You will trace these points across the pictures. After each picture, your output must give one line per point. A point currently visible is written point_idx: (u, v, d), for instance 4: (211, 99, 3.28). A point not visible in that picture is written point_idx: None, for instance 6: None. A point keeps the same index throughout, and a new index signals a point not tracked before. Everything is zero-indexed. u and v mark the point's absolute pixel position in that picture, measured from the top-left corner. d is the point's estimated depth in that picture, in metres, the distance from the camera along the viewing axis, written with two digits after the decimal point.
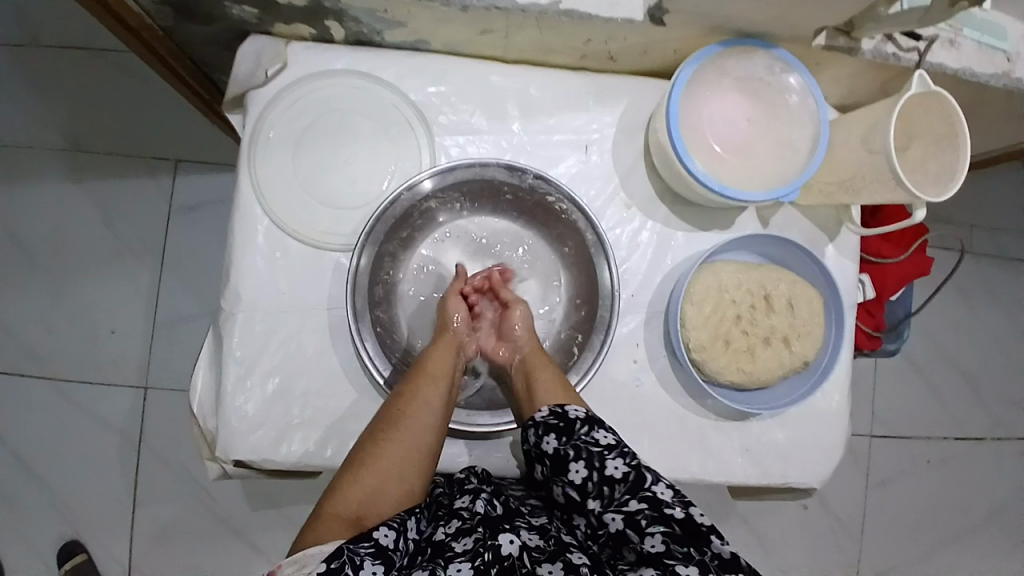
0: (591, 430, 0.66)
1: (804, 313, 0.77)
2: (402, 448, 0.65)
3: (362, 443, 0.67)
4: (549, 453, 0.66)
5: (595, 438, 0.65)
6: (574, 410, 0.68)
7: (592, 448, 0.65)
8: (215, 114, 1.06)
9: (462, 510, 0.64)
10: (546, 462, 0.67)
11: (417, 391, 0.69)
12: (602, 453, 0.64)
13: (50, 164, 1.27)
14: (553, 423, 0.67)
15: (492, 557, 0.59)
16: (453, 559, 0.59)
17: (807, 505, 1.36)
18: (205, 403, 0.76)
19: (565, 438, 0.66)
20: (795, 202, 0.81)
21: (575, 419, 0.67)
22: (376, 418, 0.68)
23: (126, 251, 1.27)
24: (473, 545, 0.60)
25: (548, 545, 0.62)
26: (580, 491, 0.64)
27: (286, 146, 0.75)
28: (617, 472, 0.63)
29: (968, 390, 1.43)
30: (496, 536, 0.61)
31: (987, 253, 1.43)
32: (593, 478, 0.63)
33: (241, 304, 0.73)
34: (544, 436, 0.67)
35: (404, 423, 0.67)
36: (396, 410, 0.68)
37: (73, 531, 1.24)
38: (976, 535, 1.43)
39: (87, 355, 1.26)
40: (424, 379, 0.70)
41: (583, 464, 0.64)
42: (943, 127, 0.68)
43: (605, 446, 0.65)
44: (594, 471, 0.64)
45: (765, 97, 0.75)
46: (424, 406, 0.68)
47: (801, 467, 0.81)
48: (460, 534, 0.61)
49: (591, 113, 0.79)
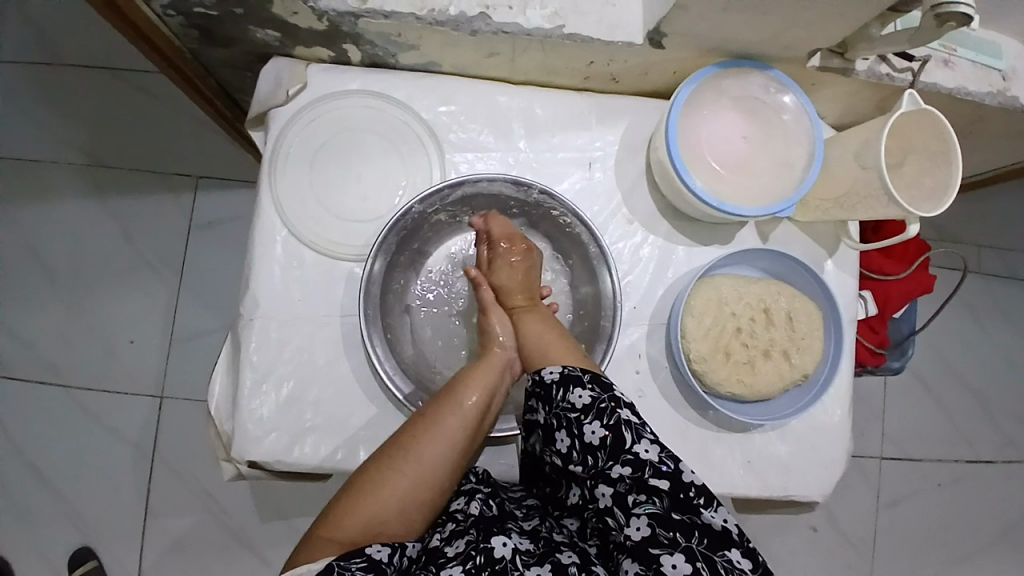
0: (567, 392, 0.66)
1: (804, 328, 0.79)
2: (411, 477, 0.65)
3: (371, 464, 0.67)
4: (537, 421, 0.68)
5: (572, 402, 0.65)
6: (549, 373, 0.68)
7: (569, 415, 0.65)
8: (236, 132, 1.11)
9: (457, 513, 0.69)
10: (538, 430, 0.69)
11: (435, 421, 0.68)
12: (579, 419, 0.64)
13: (76, 180, 1.32)
14: (536, 391, 0.68)
15: (482, 561, 0.62)
16: (445, 565, 0.62)
17: (816, 526, 1.35)
18: (222, 406, 0.79)
19: (547, 406, 0.67)
20: (794, 218, 0.83)
21: (551, 383, 0.67)
22: (391, 439, 0.68)
23: (146, 263, 1.32)
24: (464, 548, 0.63)
25: (538, 548, 0.64)
26: (565, 458, 0.65)
27: (302, 161, 0.79)
28: (596, 438, 0.63)
29: (977, 410, 1.42)
30: (488, 539, 0.63)
31: (993, 272, 1.43)
32: (576, 447, 0.64)
33: (257, 311, 0.77)
34: (532, 404, 0.69)
35: (418, 451, 0.66)
36: (411, 436, 0.67)
37: (87, 537, 1.26)
38: (989, 557, 1.41)
39: (106, 363, 1.30)
40: (445, 410, 0.69)
41: (565, 433, 0.65)
42: (937, 144, 0.70)
43: (581, 411, 0.64)
44: (575, 439, 0.64)
45: (762, 115, 0.78)
46: (440, 437, 0.67)
47: (803, 480, 0.82)
48: (452, 539, 0.65)
49: (593, 131, 0.83)
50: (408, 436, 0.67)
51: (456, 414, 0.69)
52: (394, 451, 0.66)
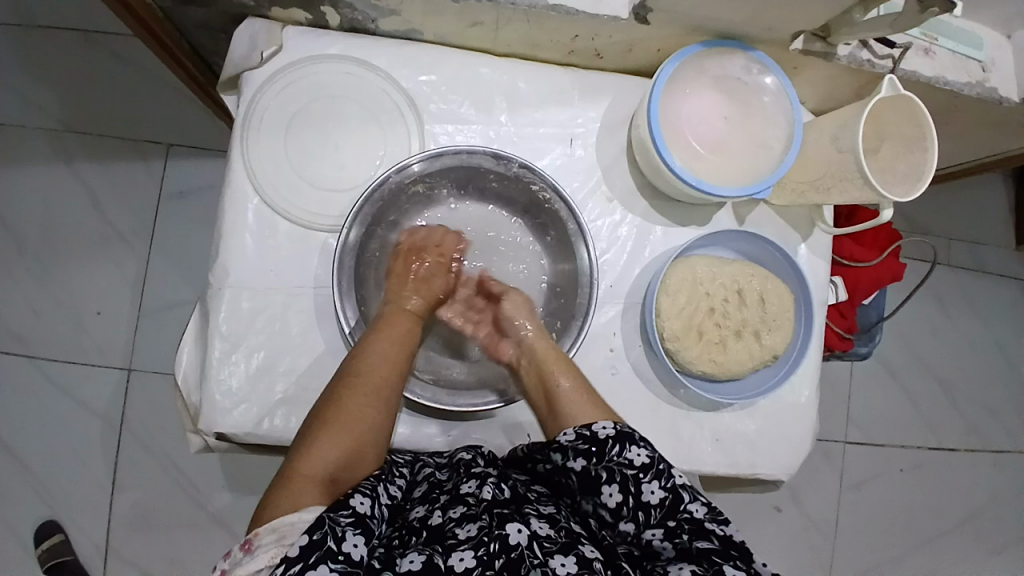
0: (624, 449, 0.63)
1: (775, 309, 0.80)
2: (367, 414, 0.67)
3: (317, 416, 0.66)
4: (578, 472, 0.64)
5: (629, 459, 0.62)
6: (603, 429, 0.65)
7: (627, 472, 0.62)
8: (209, 98, 1.07)
9: (467, 496, 0.64)
10: (575, 481, 0.65)
11: (376, 352, 0.70)
12: (637, 476, 0.61)
13: (43, 145, 1.27)
14: (583, 447, 0.65)
15: (496, 548, 0.57)
16: (455, 547, 0.57)
17: (781, 507, 1.39)
18: (190, 377, 0.77)
19: (596, 459, 0.64)
20: (770, 201, 0.84)
21: (606, 440, 0.64)
22: (328, 391, 0.68)
23: (116, 232, 1.28)
24: (476, 533, 0.58)
25: (559, 536, 0.59)
26: (613, 512, 0.62)
27: (277, 127, 0.77)
28: (654, 497, 0.60)
29: (940, 398, 1.46)
30: (503, 526, 0.59)
31: (961, 263, 1.47)
32: (628, 503, 0.61)
33: (228, 279, 0.75)
34: (574, 458, 0.65)
35: (362, 386, 0.68)
36: (356, 370, 0.68)
37: (52, 511, 1.24)
38: (946, 540, 1.46)
39: (73, 334, 1.27)
40: (381, 338, 0.71)
41: (617, 488, 0.62)
42: (910, 128, 0.71)
43: (641, 469, 0.62)
44: (629, 497, 0.61)
45: (743, 97, 0.78)
46: (381, 372, 0.69)
47: (770, 459, 0.84)
48: (463, 521, 0.60)
49: (575, 107, 0.82)
50: (350, 378, 0.68)
51: (389, 343, 0.71)
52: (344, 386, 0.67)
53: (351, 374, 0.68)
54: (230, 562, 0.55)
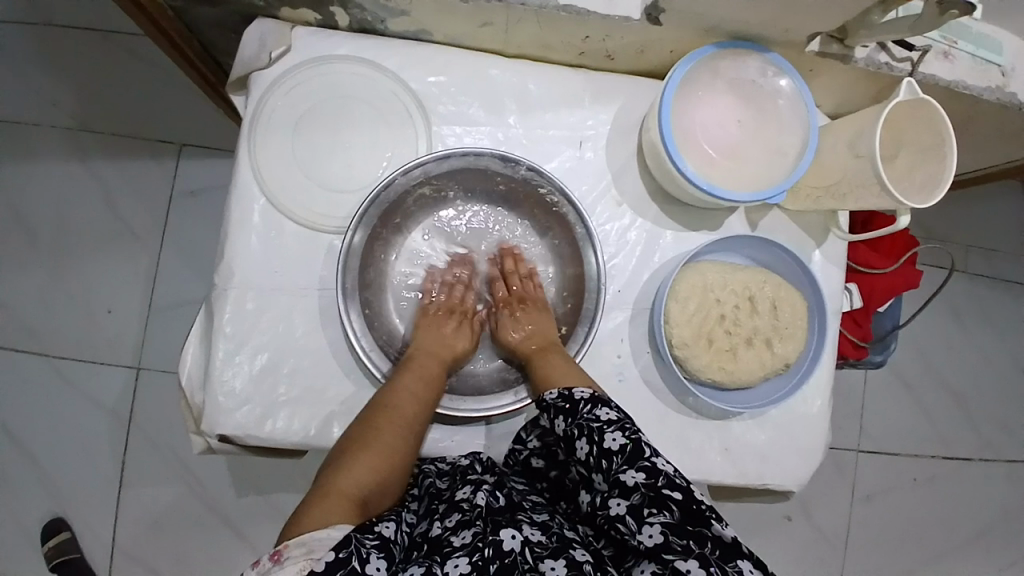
0: (595, 407, 0.65)
1: (787, 317, 0.78)
2: (395, 447, 0.68)
3: (350, 442, 0.68)
4: (560, 434, 0.66)
5: (597, 415, 0.64)
6: (580, 391, 0.67)
7: (592, 424, 0.63)
8: (220, 97, 1.07)
9: (462, 503, 0.63)
10: (561, 444, 0.66)
11: (408, 387, 0.71)
12: (602, 428, 0.63)
13: (57, 143, 1.28)
14: (561, 405, 0.67)
15: (491, 553, 0.56)
16: (451, 555, 0.56)
17: (791, 517, 1.37)
18: (193, 377, 0.77)
19: (571, 419, 0.65)
20: (783, 206, 0.83)
21: (580, 400, 0.66)
22: (358, 425, 0.70)
23: (127, 229, 1.29)
24: (471, 539, 0.57)
25: (551, 542, 0.59)
26: (587, 465, 0.63)
27: (284, 128, 0.76)
28: (616, 444, 0.61)
29: (955, 407, 1.43)
30: (496, 532, 0.58)
31: (979, 271, 1.44)
32: (593, 452, 0.62)
33: (232, 280, 0.75)
34: (554, 419, 0.67)
35: (392, 420, 0.69)
36: (388, 405, 0.70)
37: (61, 507, 1.25)
38: (960, 554, 1.43)
39: (84, 330, 1.27)
40: (412, 373, 0.73)
41: (586, 441, 0.63)
42: (930, 137, 0.69)
43: (606, 422, 0.63)
44: (594, 446, 0.62)
45: (757, 100, 0.76)
46: (410, 407, 0.70)
47: (779, 469, 0.82)
48: (460, 528, 0.59)
49: (586, 109, 0.81)
50: (380, 413, 0.70)
51: (421, 379, 0.73)
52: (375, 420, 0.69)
53: (381, 409, 0.70)
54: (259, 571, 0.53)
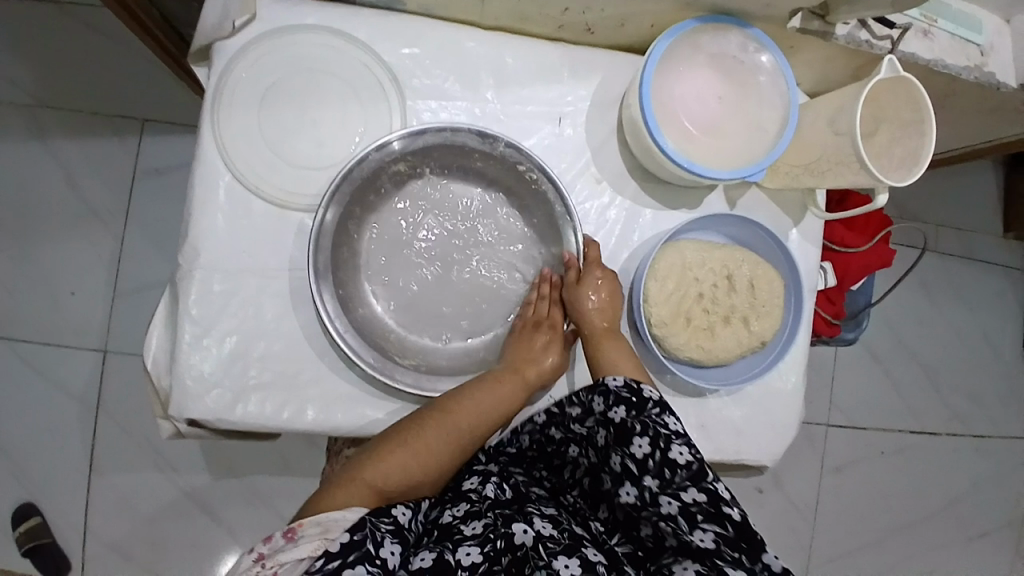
0: (663, 413, 0.64)
1: (765, 296, 0.79)
2: (445, 453, 0.67)
3: (405, 428, 0.67)
4: (615, 422, 0.65)
5: (666, 421, 0.63)
6: (649, 390, 0.66)
7: (661, 429, 0.62)
8: (183, 70, 1.02)
9: (470, 493, 0.66)
10: (610, 431, 0.65)
11: (478, 398, 0.70)
12: (669, 437, 0.62)
13: (10, 117, 1.22)
14: (626, 395, 0.66)
15: (503, 546, 0.59)
16: (462, 543, 0.59)
17: (763, 489, 1.40)
18: (160, 361, 0.74)
19: (634, 412, 0.65)
20: (762, 184, 0.82)
21: (649, 399, 0.65)
22: (421, 410, 0.69)
23: (89, 208, 1.23)
24: (483, 530, 0.61)
25: (562, 537, 0.60)
26: (640, 465, 0.62)
27: (250, 101, 0.73)
28: (682, 458, 0.60)
29: (923, 383, 1.48)
30: (509, 526, 0.61)
31: (948, 250, 1.47)
32: (655, 457, 0.61)
33: (198, 261, 0.72)
34: (613, 406, 0.66)
35: (455, 427, 0.68)
36: (456, 408, 0.69)
37: (27, 494, 1.21)
38: (923, 522, 1.48)
39: (45, 314, 1.22)
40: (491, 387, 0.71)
41: (648, 441, 0.62)
42: (909, 113, 0.69)
43: (675, 432, 0.62)
44: (657, 451, 0.61)
45: (738, 75, 0.75)
46: (477, 421, 0.69)
47: (754, 445, 0.83)
48: (469, 518, 0.62)
49: (565, 84, 0.79)
50: (446, 412, 0.68)
51: (494, 395, 0.71)
52: (439, 418, 0.68)
53: (449, 408, 0.68)
54: (270, 548, 0.55)
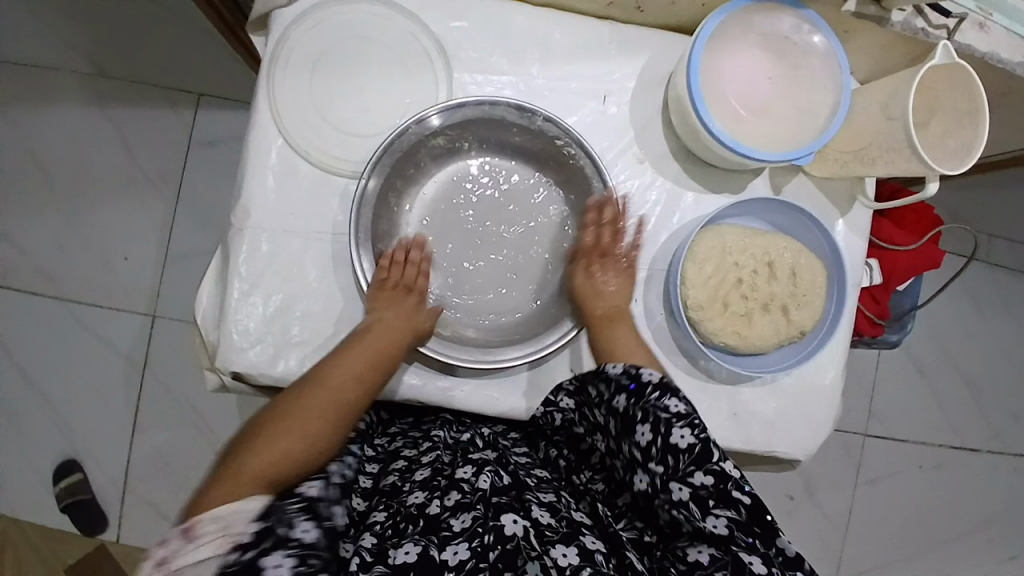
0: (664, 396, 0.62)
1: (807, 284, 0.77)
2: (322, 418, 0.63)
3: (271, 416, 0.63)
4: (618, 411, 0.63)
5: (667, 405, 0.61)
6: (648, 373, 0.64)
7: (661, 414, 0.60)
8: (240, 45, 1.06)
9: (462, 483, 0.63)
10: (616, 421, 0.64)
11: (335, 366, 0.68)
12: (670, 421, 0.60)
13: (77, 87, 1.28)
14: (625, 382, 0.64)
15: (491, 540, 0.57)
16: (450, 540, 0.57)
17: (793, 496, 1.37)
18: (208, 316, 0.78)
19: (635, 400, 0.63)
20: (810, 172, 0.81)
21: (648, 383, 0.63)
22: (283, 398, 0.65)
23: (145, 177, 1.29)
24: (471, 525, 0.58)
25: (561, 526, 0.60)
26: (644, 452, 0.61)
27: (303, 68, 0.75)
28: (683, 442, 0.58)
29: (967, 398, 1.42)
30: (498, 517, 0.59)
31: (1001, 260, 1.41)
32: (657, 444, 0.60)
33: (248, 220, 0.74)
34: (614, 394, 0.64)
35: (319, 394, 0.65)
36: (314, 381, 0.66)
37: (76, 446, 1.28)
38: (960, 543, 1.43)
39: (100, 276, 1.29)
40: (351, 352, 0.69)
41: (649, 429, 0.60)
42: (967, 103, 0.66)
43: (676, 415, 0.60)
44: (659, 437, 0.59)
45: (790, 57, 0.73)
46: (341, 383, 0.67)
47: (787, 437, 0.81)
48: (458, 510, 0.60)
49: (611, 63, 0.79)
50: (307, 388, 0.66)
51: (354, 358, 0.69)
52: (301, 393, 0.65)
53: (310, 384, 0.66)
54: (163, 555, 0.47)
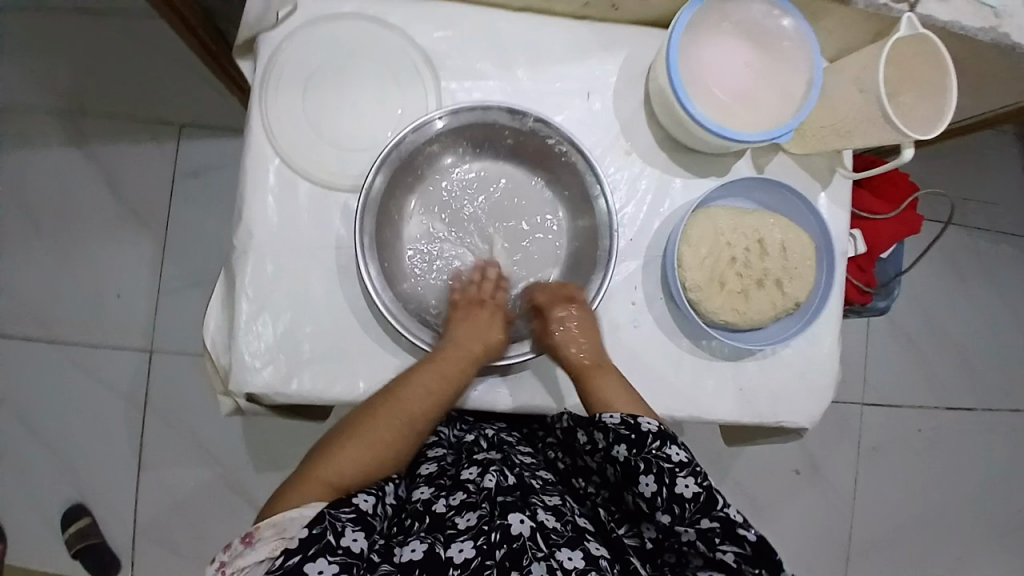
0: (664, 445, 0.65)
1: (797, 257, 0.80)
2: (395, 431, 0.69)
3: (354, 421, 0.70)
4: (618, 461, 0.66)
5: (668, 454, 0.64)
6: (646, 423, 0.66)
7: (664, 464, 0.63)
8: (222, 72, 1.07)
9: (468, 483, 0.66)
10: (617, 469, 0.66)
11: (414, 382, 0.71)
12: (673, 471, 0.63)
13: (57, 129, 1.28)
14: (625, 433, 0.66)
15: (498, 537, 0.60)
16: (455, 538, 0.60)
17: (799, 471, 1.39)
18: (218, 339, 0.79)
19: (635, 450, 0.65)
20: (789, 149, 0.84)
21: (647, 433, 0.65)
22: (368, 402, 0.72)
23: (132, 213, 1.29)
24: (476, 522, 0.62)
25: (566, 530, 0.62)
26: (649, 502, 0.64)
27: (295, 89, 0.77)
28: (688, 492, 0.62)
29: (957, 360, 1.46)
30: (506, 515, 0.61)
31: (976, 223, 1.46)
32: (662, 494, 0.63)
33: (252, 242, 0.76)
34: (613, 444, 0.66)
35: (397, 408, 0.70)
36: (395, 392, 0.71)
37: (83, 489, 1.26)
38: (963, 502, 1.47)
39: (95, 316, 1.28)
40: (427, 368, 0.72)
41: (653, 479, 0.63)
42: (932, 69, 0.70)
43: (677, 464, 0.63)
44: (664, 488, 0.63)
45: (764, 41, 0.76)
46: (418, 399, 0.71)
47: (792, 407, 0.84)
48: (463, 509, 0.63)
49: (593, 60, 0.81)
50: (387, 400, 0.71)
51: (428, 376, 0.72)
52: (382, 404, 0.70)
53: (391, 397, 0.71)
54: (231, 552, 0.59)
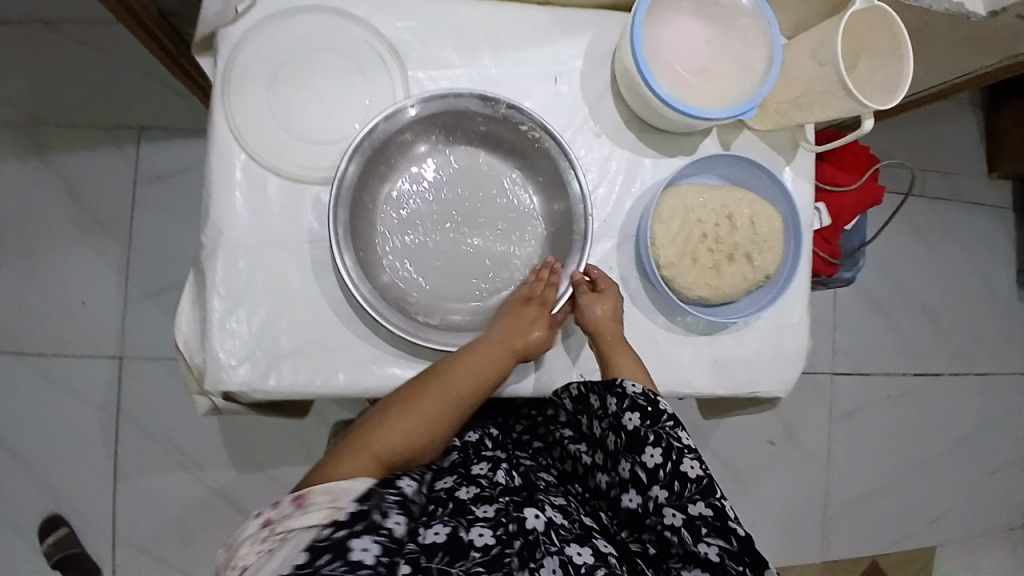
0: (676, 424, 0.68)
1: (765, 231, 0.82)
2: (438, 415, 0.70)
3: (398, 399, 0.71)
4: (628, 429, 0.68)
5: (679, 433, 0.67)
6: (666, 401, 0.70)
7: (675, 441, 0.67)
8: (181, 69, 1.05)
9: (480, 478, 0.67)
10: (621, 437, 0.69)
11: (459, 366, 0.73)
12: (682, 450, 0.66)
13: (9, 137, 1.24)
14: (642, 403, 0.69)
15: (515, 529, 0.61)
16: (475, 523, 0.60)
17: (775, 442, 1.43)
18: (191, 340, 0.77)
19: (649, 422, 0.68)
20: (752, 126, 0.86)
21: (664, 410, 0.69)
22: (411, 383, 0.72)
23: (94, 219, 1.26)
24: (495, 514, 0.62)
25: (574, 527, 0.64)
26: (651, 475, 0.66)
27: (259, 83, 0.76)
28: (693, 472, 0.65)
29: (922, 326, 1.52)
30: (520, 510, 0.63)
31: (935, 193, 1.51)
32: (666, 468, 0.66)
33: (223, 240, 0.75)
34: (627, 411, 0.69)
35: (443, 391, 0.71)
36: (439, 375, 0.72)
37: (58, 504, 1.23)
38: (932, 462, 1.53)
39: (60, 327, 1.25)
40: (472, 355, 0.74)
41: (660, 452, 0.66)
42: (888, 42, 0.72)
43: (688, 445, 0.67)
44: (669, 463, 0.66)
45: (723, 19, 0.78)
46: (463, 385, 0.72)
47: (767, 377, 0.87)
48: (479, 501, 0.63)
49: (557, 45, 0.82)
50: (432, 382, 0.72)
51: (475, 363, 0.73)
52: (426, 386, 0.71)
53: (436, 378, 0.72)
54: (277, 512, 0.56)
